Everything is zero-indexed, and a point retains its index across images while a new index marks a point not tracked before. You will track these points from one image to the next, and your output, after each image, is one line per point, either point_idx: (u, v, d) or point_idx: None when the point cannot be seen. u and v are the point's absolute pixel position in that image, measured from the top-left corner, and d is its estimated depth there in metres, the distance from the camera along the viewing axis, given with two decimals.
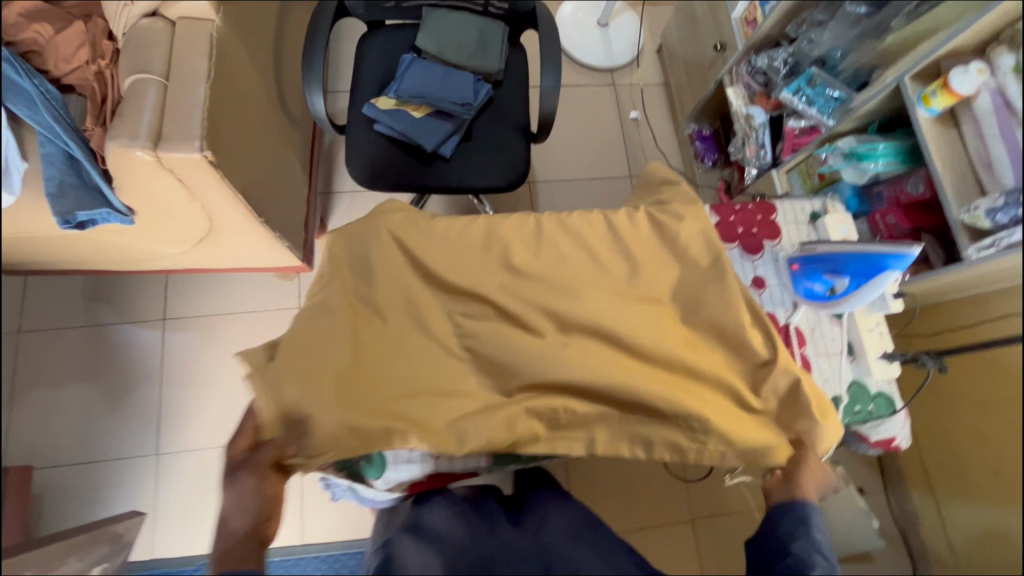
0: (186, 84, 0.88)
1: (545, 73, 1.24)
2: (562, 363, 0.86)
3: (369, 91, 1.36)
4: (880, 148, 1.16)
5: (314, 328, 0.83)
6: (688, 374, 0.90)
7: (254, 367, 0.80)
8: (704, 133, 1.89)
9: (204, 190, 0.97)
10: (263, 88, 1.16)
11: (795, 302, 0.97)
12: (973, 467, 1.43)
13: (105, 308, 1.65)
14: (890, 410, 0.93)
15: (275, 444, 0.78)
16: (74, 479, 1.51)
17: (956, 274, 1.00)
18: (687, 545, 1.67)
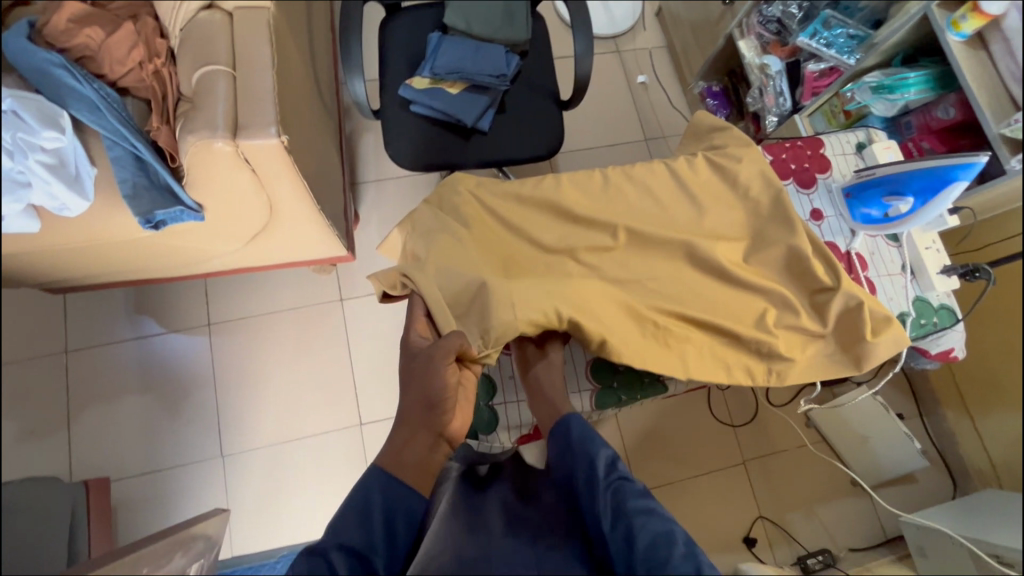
0: (253, 71, 0.89)
1: (577, 37, 1.27)
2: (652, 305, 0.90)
3: (400, 72, 1.38)
4: (910, 78, 1.21)
5: (419, 287, 0.86)
6: (768, 304, 0.94)
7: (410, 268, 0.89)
8: (714, 90, 1.92)
9: (273, 178, 0.99)
10: (305, 76, 1.18)
11: (853, 229, 1.02)
12: (1004, 377, 1.51)
13: (150, 319, 1.66)
14: (953, 319, 0.99)
15: (462, 334, 0.81)
16: (145, 488, 1.52)
17: (1000, 186, 1.06)
18: (742, 486, 1.74)
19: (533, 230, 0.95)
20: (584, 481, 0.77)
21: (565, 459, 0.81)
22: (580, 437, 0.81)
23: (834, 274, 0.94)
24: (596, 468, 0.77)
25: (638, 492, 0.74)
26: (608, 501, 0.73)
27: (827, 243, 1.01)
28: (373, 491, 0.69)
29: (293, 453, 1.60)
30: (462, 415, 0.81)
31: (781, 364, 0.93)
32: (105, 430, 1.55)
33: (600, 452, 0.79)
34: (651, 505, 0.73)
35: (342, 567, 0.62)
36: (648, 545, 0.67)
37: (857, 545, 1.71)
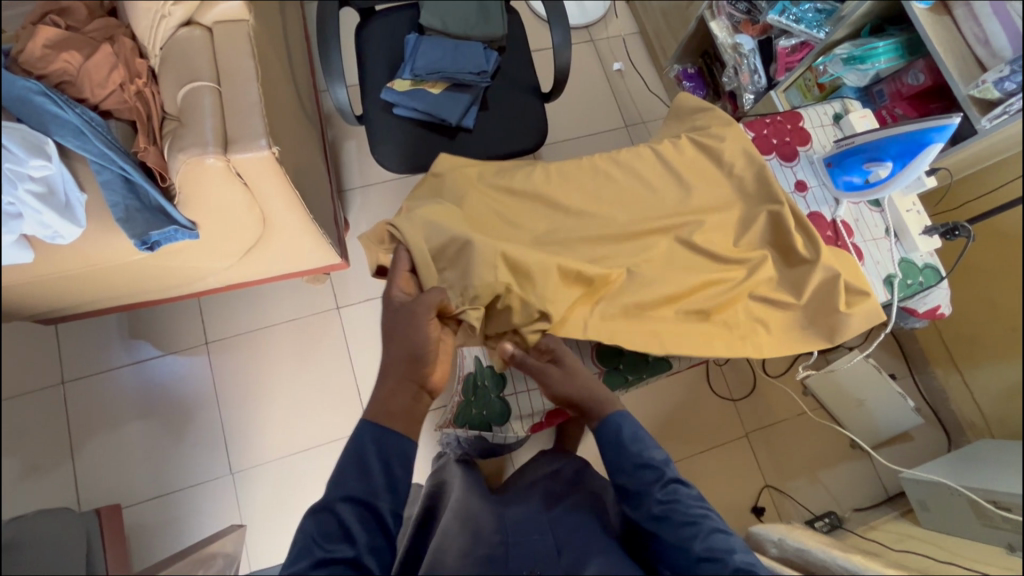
0: (238, 85, 0.89)
1: (554, 30, 1.28)
2: (655, 286, 0.92)
3: (380, 76, 1.38)
4: (880, 48, 1.23)
5: (407, 241, 0.88)
6: (765, 276, 0.97)
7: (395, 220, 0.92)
8: (689, 72, 1.95)
9: (265, 191, 0.99)
10: (286, 86, 1.18)
11: (838, 197, 1.05)
12: (987, 329, 1.57)
13: (146, 343, 1.64)
14: (938, 277, 1.03)
15: (443, 290, 0.84)
16: (157, 512, 1.52)
17: (972, 146, 1.10)
18: (746, 458, 1.78)
19: (528, 222, 0.97)
20: (641, 477, 0.77)
21: (616, 455, 0.78)
22: (633, 437, 0.79)
23: (812, 246, 0.95)
24: (656, 468, 0.77)
25: (692, 495, 0.77)
26: (666, 502, 0.75)
27: (812, 214, 1.04)
28: (367, 441, 0.73)
29: (303, 464, 1.60)
30: (441, 369, 0.83)
31: (779, 333, 0.96)
32: (111, 458, 1.54)
33: (654, 453, 0.79)
34: (704, 509, 0.75)
35: (349, 514, 0.69)
36: (702, 548, 0.71)
37: (861, 505, 1.77)
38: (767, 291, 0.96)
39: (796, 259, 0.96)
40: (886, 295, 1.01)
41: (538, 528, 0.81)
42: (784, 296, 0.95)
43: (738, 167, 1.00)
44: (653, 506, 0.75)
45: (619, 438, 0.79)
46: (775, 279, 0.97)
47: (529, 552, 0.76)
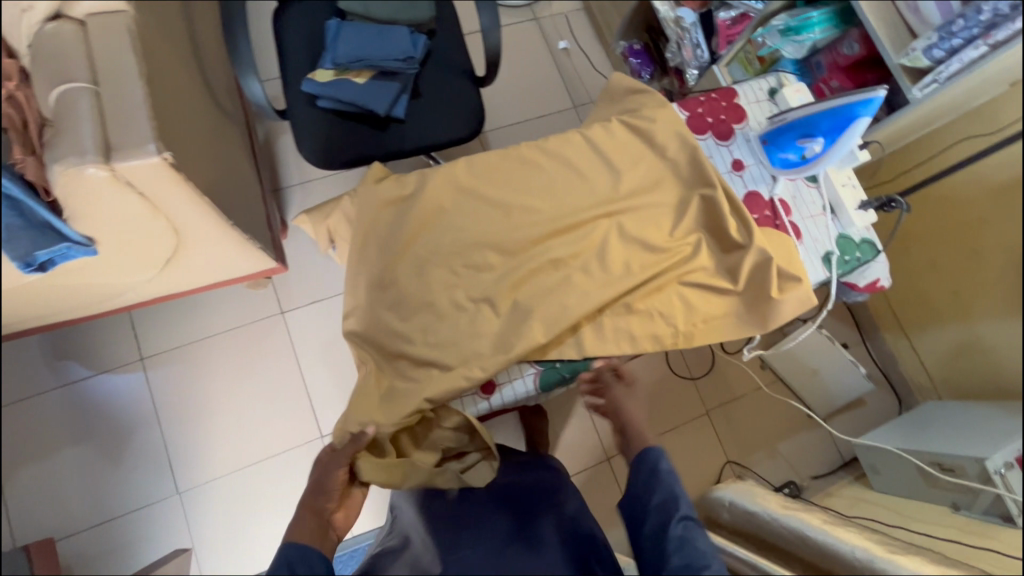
0: (121, 85, 0.80)
1: (483, 10, 1.21)
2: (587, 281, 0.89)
3: (301, 66, 1.29)
4: (814, 17, 1.21)
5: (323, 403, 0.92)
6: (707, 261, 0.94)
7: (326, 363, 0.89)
8: (636, 49, 1.90)
9: (167, 200, 0.91)
10: (190, 84, 1.09)
11: (774, 175, 1.02)
12: (934, 295, 1.59)
13: (74, 363, 1.54)
14: (874, 252, 1.02)
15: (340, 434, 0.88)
16: (100, 540, 1.45)
17: (906, 117, 1.10)
18: (707, 435, 1.80)
19: (453, 219, 0.90)
20: (663, 509, 0.86)
21: (644, 488, 0.89)
22: (667, 470, 0.90)
23: (744, 230, 0.93)
24: (678, 501, 0.86)
25: (698, 532, 0.82)
26: (676, 537, 0.82)
27: (749, 193, 1.01)
28: None
29: (254, 478, 1.54)
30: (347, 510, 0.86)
31: (719, 319, 0.94)
32: (44, 489, 1.45)
33: (676, 489, 0.87)
34: (711, 552, 0.80)
35: None
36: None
37: (819, 473, 1.80)
38: (706, 276, 0.93)
39: (730, 243, 0.94)
40: (824, 273, 1.00)
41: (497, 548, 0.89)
42: (723, 281, 0.93)
43: (669, 150, 0.97)
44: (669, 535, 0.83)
45: (654, 460, 0.91)
46: (713, 264, 0.94)
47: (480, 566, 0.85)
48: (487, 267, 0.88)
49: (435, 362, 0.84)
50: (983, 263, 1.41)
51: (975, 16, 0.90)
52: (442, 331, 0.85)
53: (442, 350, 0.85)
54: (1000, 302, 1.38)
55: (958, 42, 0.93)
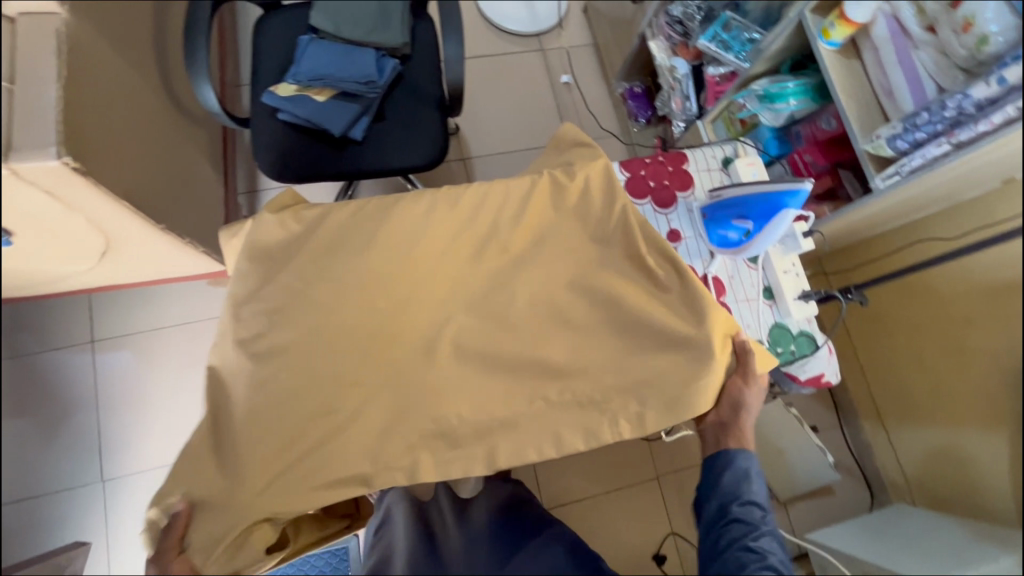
0: (35, 84, 0.80)
1: (449, 42, 1.20)
2: (477, 342, 0.83)
3: (269, 77, 1.29)
4: (790, 87, 1.16)
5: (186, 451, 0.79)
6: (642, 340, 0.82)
7: (213, 379, 0.83)
8: (636, 91, 1.85)
9: (78, 198, 0.91)
10: (139, 86, 1.10)
11: (712, 252, 0.96)
12: (913, 392, 1.45)
13: (26, 336, 1.56)
14: (812, 347, 0.95)
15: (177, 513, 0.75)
16: (19, 515, 1.46)
17: (875, 202, 1.01)
18: (655, 503, 1.67)
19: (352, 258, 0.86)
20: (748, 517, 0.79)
21: (731, 481, 0.83)
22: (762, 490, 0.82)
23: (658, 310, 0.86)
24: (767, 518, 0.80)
25: (779, 544, 0.77)
26: (761, 543, 0.76)
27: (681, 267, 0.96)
28: None
29: None
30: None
31: None
32: None
33: (758, 492, 0.82)
34: (788, 567, 0.76)
35: None
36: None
37: None
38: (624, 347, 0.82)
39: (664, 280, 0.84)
40: None
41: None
42: None
43: (597, 211, 0.92)
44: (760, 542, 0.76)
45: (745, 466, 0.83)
46: (637, 335, 0.83)
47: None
48: (375, 313, 0.84)
49: (292, 407, 0.78)
50: (975, 368, 1.24)
51: (938, 111, 0.84)
52: (311, 374, 0.79)
53: (302, 398, 0.78)
54: (988, 410, 1.23)
55: (922, 135, 0.87)
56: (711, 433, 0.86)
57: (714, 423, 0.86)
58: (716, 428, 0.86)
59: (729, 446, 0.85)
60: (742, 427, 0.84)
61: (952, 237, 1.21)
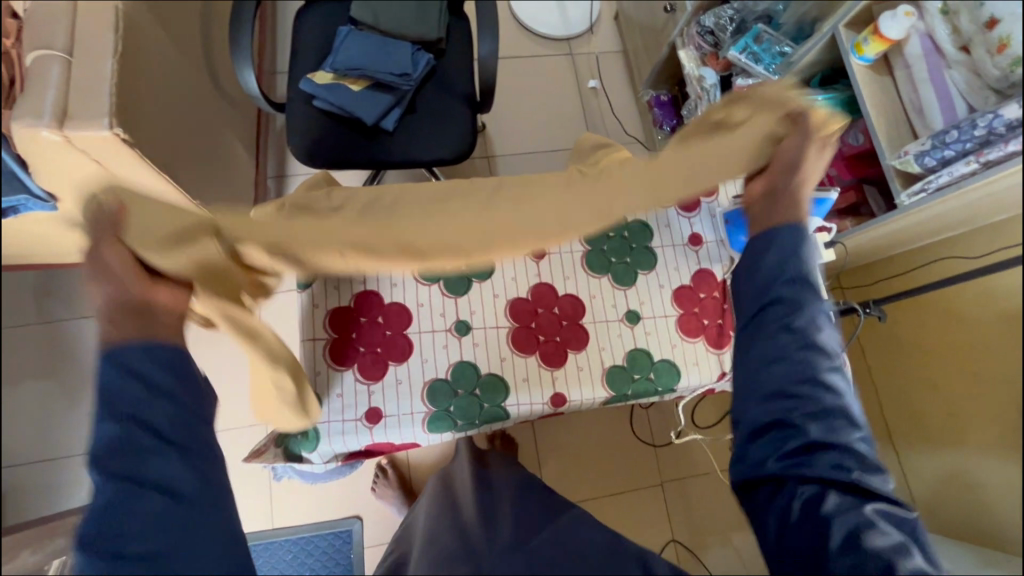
0: (93, 57, 0.85)
1: (484, 39, 1.23)
2: None
3: (307, 64, 1.33)
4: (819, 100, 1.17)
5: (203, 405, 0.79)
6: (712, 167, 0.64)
7: None
8: (662, 99, 1.86)
9: (123, 169, 0.95)
10: (186, 67, 1.15)
11: (732, 258, 0.98)
12: (926, 414, 1.44)
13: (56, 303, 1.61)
14: None
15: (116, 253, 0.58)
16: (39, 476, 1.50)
17: (898, 219, 1.01)
18: (658, 510, 1.67)
19: None
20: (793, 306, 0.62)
21: (775, 256, 0.63)
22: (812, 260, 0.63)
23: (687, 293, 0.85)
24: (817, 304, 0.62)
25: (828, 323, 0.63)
26: (806, 330, 0.61)
27: (701, 271, 0.99)
28: None
29: None
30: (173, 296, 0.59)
31: None
32: None
33: (812, 257, 0.63)
34: (834, 347, 0.63)
35: None
36: (802, 384, 0.60)
37: None
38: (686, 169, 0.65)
39: (800, 112, 0.65)
40: None
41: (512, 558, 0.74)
42: None
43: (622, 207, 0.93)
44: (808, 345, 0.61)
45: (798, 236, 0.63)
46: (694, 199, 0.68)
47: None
48: None
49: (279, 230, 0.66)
50: (984, 389, 1.20)
51: (969, 130, 0.84)
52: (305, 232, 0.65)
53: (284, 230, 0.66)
54: (988, 435, 1.19)
55: (951, 154, 0.87)
56: (760, 204, 0.66)
57: (763, 194, 0.66)
58: (766, 198, 0.66)
59: (780, 216, 0.64)
60: (798, 188, 0.64)
61: (975, 259, 1.19)
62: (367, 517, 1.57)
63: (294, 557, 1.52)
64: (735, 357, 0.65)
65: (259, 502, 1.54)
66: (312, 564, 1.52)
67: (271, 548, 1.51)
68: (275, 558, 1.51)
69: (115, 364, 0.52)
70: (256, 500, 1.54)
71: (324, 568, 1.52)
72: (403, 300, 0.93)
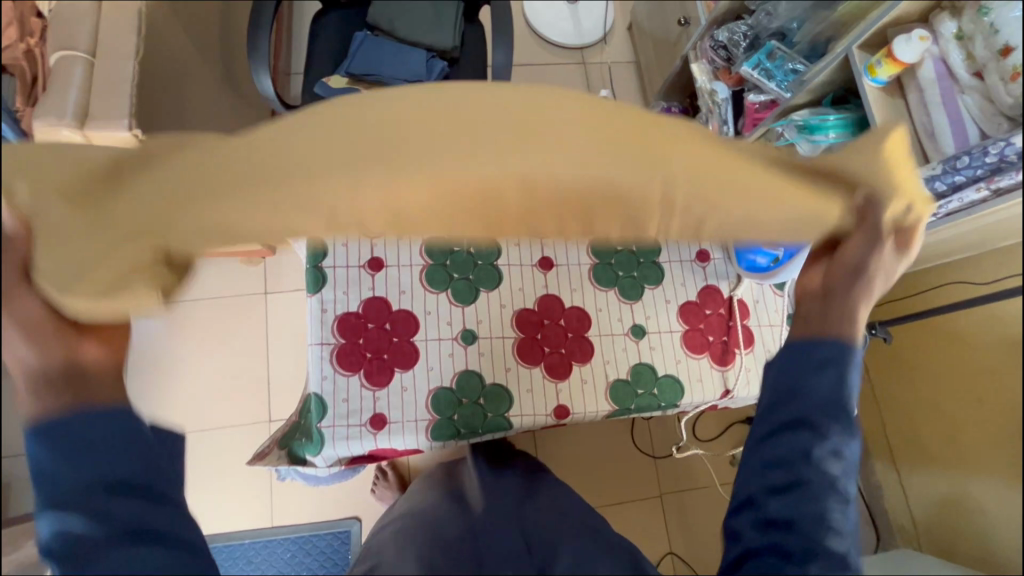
0: (116, 59, 0.86)
1: (498, 49, 1.24)
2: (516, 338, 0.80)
3: (323, 68, 1.35)
4: (830, 120, 1.17)
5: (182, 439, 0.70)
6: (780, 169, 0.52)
7: None
8: (673, 111, 1.86)
9: None
10: (204, 68, 1.17)
11: (739, 275, 0.99)
12: (928, 435, 1.43)
13: None
14: None
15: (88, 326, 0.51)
16: None
17: None
18: (655, 521, 1.67)
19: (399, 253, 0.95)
20: (815, 424, 0.59)
21: (813, 374, 0.60)
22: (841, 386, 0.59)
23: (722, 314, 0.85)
24: (845, 434, 0.59)
25: (852, 459, 0.60)
26: (827, 457, 0.58)
27: (707, 287, 0.99)
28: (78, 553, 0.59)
29: (195, 444, 1.57)
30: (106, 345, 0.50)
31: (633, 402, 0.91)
32: None
33: (852, 382, 0.60)
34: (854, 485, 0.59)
35: None
36: (811, 518, 0.57)
37: None
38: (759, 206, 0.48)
39: (871, 208, 0.52)
40: None
41: (507, 529, 0.78)
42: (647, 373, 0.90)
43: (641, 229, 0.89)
44: (824, 471, 0.58)
45: (838, 352, 0.59)
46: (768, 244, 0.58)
47: (498, 558, 0.73)
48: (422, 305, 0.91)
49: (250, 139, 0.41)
50: (987, 414, 1.21)
51: (979, 157, 0.84)
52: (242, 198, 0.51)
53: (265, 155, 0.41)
54: (994, 459, 1.20)
55: (961, 179, 0.87)
56: (810, 304, 0.62)
57: (818, 292, 0.62)
58: (818, 297, 0.62)
59: (820, 331, 0.61)
60: (852, 301, 0.59)
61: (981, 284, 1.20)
62: (366, 518, 1.58)
63: (291, 556, 1.52)
64: (746, 462, 0.63)
65: (260, 499, 1.55)
66: (310, 563, 1.52)
67: (270, 546, 1.52)
68: (273, 556, 1.52)
69: (54, 445, 0.47)
70: (258, 497, 1.55)
71: (322, 568, 1.52)
72: (411, 308, 0.93)
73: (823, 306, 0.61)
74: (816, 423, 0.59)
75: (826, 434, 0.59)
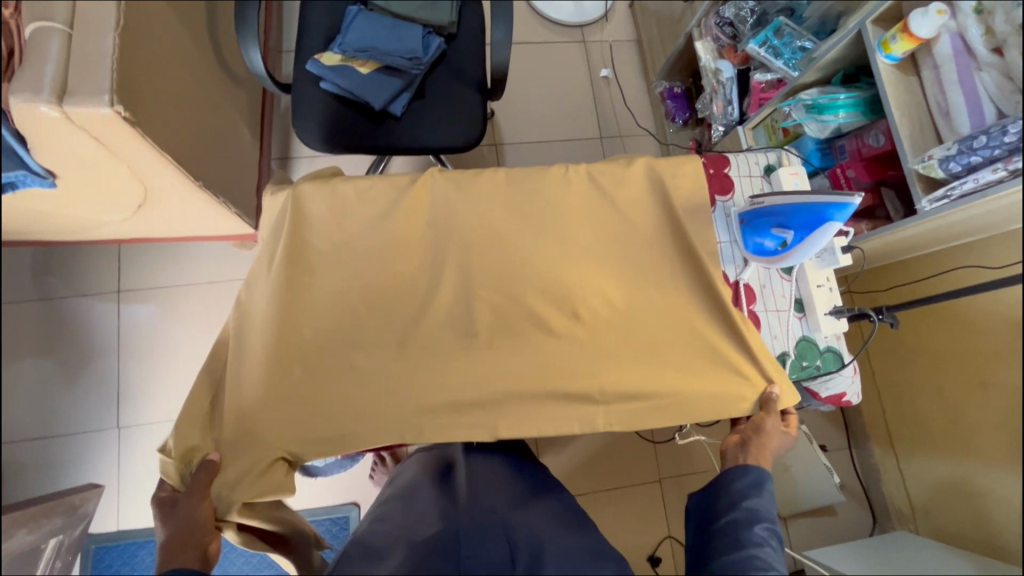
0: (95, 32, 0.82)
1: (498, 25, 1.19)
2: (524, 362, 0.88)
3: (315, 45, 1.29)
4: (841, 99, 1.14)
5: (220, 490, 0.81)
6: (738, 389, 0.90)
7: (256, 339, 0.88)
8: (676, 92, 1.81)
9: (122, 146, 0.92)
10: (190, 43, 1.12)
11: (746, 258, 0.96)
12: (929, 420, 1.43)
13: (54, 281, 1.59)
14: (838, 364, 0.96)
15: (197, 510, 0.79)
16: (34, 454, 1.47)
17: (919, 224, 0.99)
18: (654, 506, 1.67)
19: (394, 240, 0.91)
20: (745, 509, 0.81)
21: (742, 484, 0.84)
22: (752, 486, 0.83)
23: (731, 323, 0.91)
24: (768, 523, 0.79)
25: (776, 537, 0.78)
26: (756, 541, 0.77)
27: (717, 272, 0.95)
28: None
29: None
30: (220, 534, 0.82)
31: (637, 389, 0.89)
32: None
33: (770, 495, 0.83)
34: (782, 568, 0.74)
35: None
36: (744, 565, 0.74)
37: None
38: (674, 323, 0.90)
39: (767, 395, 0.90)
40: None
41: (492, 535, 0.79)
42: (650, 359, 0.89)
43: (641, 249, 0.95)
44: (755, 537, 0.77)
45: (757, 476, 0.84)
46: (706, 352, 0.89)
47: (481, 562, 0.74)
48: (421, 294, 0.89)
49: (411, 338, 0.88)
50: (991, 400, 1.21)
51: (998, 136, 0.82)
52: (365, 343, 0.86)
53: (427, 341, 0.88)
54: (999, 446, 1.20)
55: (977, 160, 0.85)
56: (732, 451, 0.89)
57: (736, 442, 0.90)
58: (738, 447, 0.89)
59: (746, 462, 0.86)
60: (762, 447, 0.88)
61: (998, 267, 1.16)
62: (364, 504, 1.57)
63: None
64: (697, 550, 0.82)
65: None
66: None
67: None
68: None
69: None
70: None
71: None
72: (410, 294, 0.91)
73: (740, 451, 0.89)
74: (745, 514, 0.80)
75: (755, 521, 0.79)
